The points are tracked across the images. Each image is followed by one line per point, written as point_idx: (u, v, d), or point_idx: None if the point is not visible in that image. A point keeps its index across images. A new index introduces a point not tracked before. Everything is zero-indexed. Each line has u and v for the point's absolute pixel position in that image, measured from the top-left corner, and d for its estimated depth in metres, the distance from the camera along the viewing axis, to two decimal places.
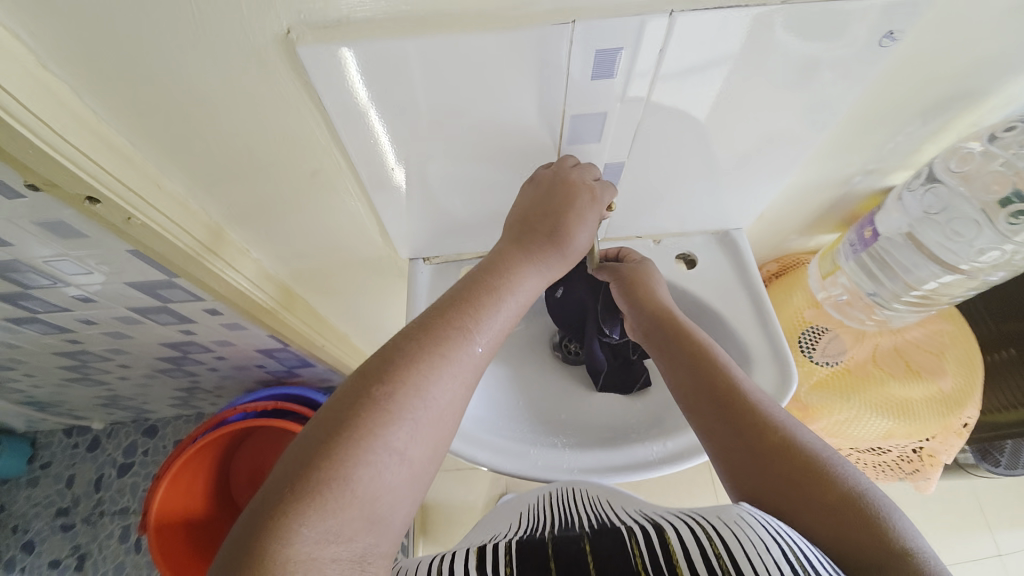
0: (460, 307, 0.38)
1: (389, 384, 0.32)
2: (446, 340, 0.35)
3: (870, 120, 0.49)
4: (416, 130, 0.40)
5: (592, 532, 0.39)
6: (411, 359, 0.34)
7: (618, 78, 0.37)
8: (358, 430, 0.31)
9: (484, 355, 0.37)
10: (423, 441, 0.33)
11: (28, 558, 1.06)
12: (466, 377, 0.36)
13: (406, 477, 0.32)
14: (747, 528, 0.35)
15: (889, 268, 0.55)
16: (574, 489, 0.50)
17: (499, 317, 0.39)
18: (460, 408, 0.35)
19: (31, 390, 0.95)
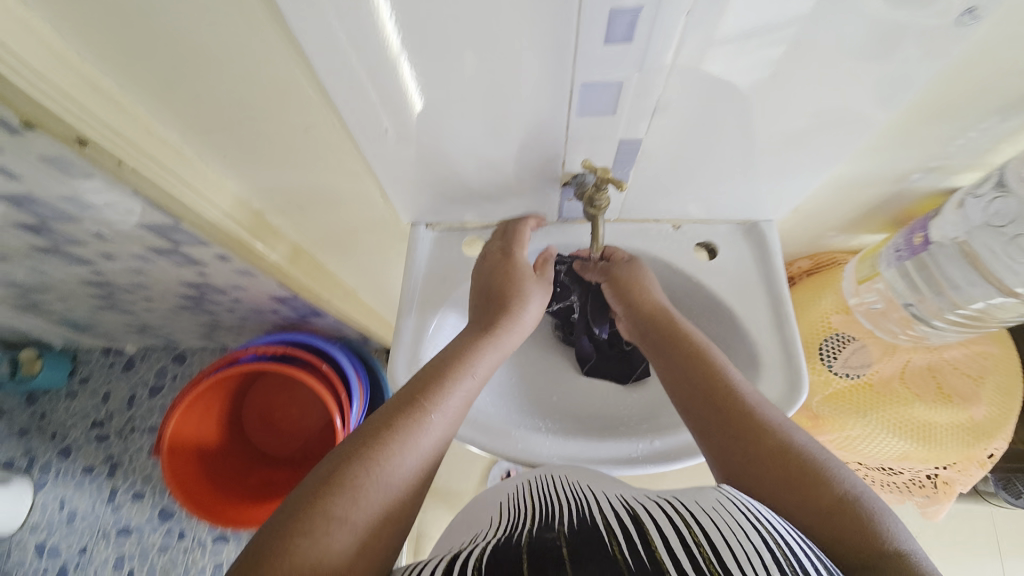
0: (421, 386, 0.42)
1: (352, 458, 0.37)
2: (407, 413, 0.40)
3: (937, 106, 0.42)
4: (412, 87, 0.37)
5: (573, 532, 0.35)
6: (373, 434, 0.38)
7: (638, 42, 0.32)
8: (319, 501, 0.34)
9: (444, 433, 0.41)
10: (378, 512, 0.36)
11: (64, 463, 1.17)
12: (424, 451, 0.39)
13: (363, 548, 0.34)
14: (727, 516, 0.33)
15: (935, 283, 0.50)
16: (554, 478, 0.45)
17: (458, 396, 0.43)
18: (419, 482, 0.39)
19: (68, 312, 1.01)
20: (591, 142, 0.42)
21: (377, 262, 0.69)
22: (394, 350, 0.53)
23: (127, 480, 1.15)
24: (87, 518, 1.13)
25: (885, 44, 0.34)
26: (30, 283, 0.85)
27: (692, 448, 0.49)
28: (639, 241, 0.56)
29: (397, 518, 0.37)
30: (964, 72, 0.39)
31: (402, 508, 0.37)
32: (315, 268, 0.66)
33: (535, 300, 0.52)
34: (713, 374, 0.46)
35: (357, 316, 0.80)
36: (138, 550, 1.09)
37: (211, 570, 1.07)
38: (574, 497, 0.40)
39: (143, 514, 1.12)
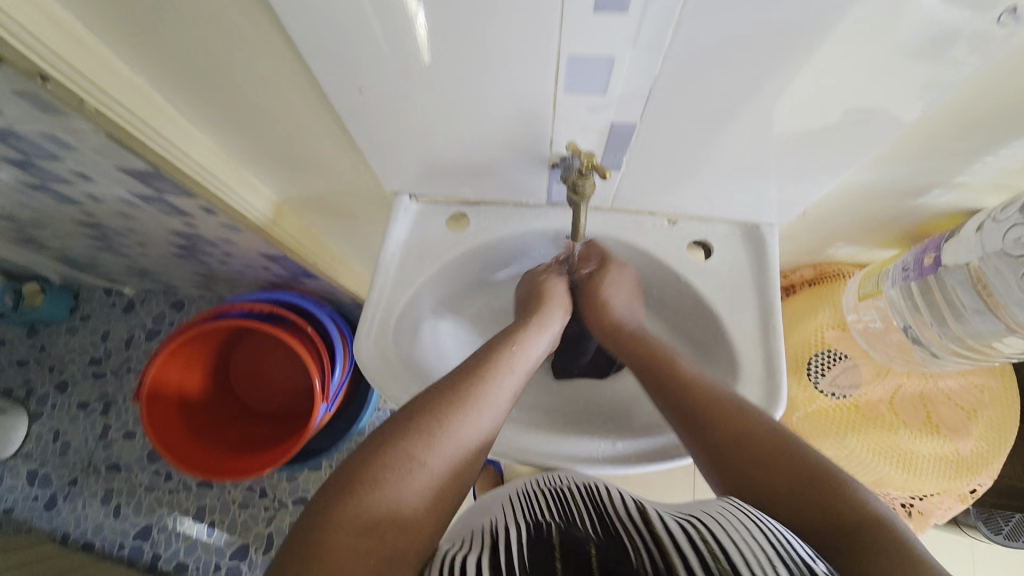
0: (484, 360, 0.45)
1: (428, 414, 0.39)
2: (477, 380, 0.43)
3: (967, 116, 0.38)
4: (387, 47, 0.34)
5: (601, 538, 0.35)
6: (448, 396, 0.41)
7: (631, 14, 0.29)
8: (400, 448, 0.37)
9: (508, 403, 0.44)
10: (450, 465, 0.38)
11: (62, 396, 1.20)
12: (490, 418, 0.42)
13: (435, 496, 0.37)
14: (731, 518, 0.34)
15: (939, 309, 0.47)
16: (560, 476, 0.46)
17: (519, 370, 0.46)
18: (485, 445, 0.42)
19: (67, 249, 1.01)
20: (581, 123, 0.39)
21: (365, 229, 0.67)
22: (363, 321, 0.51)
23: (120, 419, 1.17)
24: (79, 451, 1.16)
25: (918, 38, 0.30)
26: (26, 217, 0.85)
27: (659, 453, 0.47)
28: (630, 233, 0.54)
29: (464, 475, 0.39)
30: (1001, 82, 0.35)
31: (469, 466, 0.40)
32: (300, 229, 0.64)
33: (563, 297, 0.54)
34: (695, 388, 0.45)
35: (344, 281, 0.79)
36: (126, 486, 1.13)
37: (193, 512, 1.10)
38: (596, 505, 0.40)
39: (133, 453, 1.15)
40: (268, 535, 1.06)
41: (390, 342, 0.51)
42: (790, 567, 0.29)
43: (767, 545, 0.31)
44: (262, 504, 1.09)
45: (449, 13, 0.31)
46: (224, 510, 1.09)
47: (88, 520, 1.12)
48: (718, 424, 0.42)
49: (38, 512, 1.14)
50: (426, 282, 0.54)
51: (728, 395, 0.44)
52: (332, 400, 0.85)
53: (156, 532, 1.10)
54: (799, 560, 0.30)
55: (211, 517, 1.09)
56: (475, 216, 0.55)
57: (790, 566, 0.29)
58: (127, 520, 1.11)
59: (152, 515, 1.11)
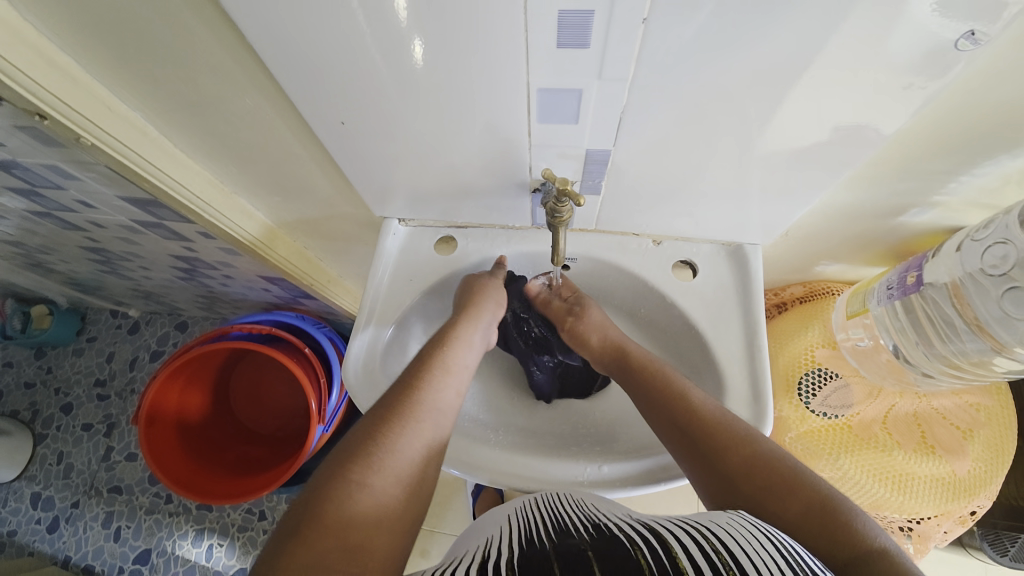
0: (419, 370, 0.46)
1: (365, 437, 0.39)
2: (412, 391, 0.43)
3: (938, 137, 0.39)
4: (366, 82, 0.36)
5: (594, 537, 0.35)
6: (383, 415, 0.41)
7: (594, 48, 0.30)
8: (339, 477, 0.36)
9: (448, 407, 0.45)
10: (399, 477, 0.38)
11: (67, 418, 1.22)
12: (431, 423, 0.42)
13: (385, 516, 0.36)
14: (742, 530, 0.33)
15: (925, 330, 0.47)
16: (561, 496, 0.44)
17: (456, 374, 0.47)
18: (432, 453, 0.42)
19: (74, 273, 1.03)
20: (557, 150, 0.40)
21: (358, 252, 0.68)
22: (354, 335, 0.52)
23: (122, 440, 1.18)
24: (82, 473, 1.17)
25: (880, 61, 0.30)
26: (34, 243, 0.87)
27: (646, 476, 0.47)
28: (615, 255, 0.54)
29: (415, 489, 0.39)
30: (965, 106, 0.36)
31: (418, 477, 0.40)
32: (296, 253, 0.66)
33: (495, 294, 0.54)
34: (676, 396, 0.45)
35: (340, 302, 0.80)
36: (126, 509, 1.13)
37: (192, 534, 1.09)
38: (588, 515, 0.39)
39: (135, 474, 1.15)
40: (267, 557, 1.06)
41: (378, 364, 0.52)
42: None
43: (778, 553, 0.30)
44: (261, 525, 1.08)
45: (422, 48, 0.33)
46: (223, 532, 1.09)
47: (88, 543, 1.12)
48: (700, 433, 0.42)
49: (39, 535, 1.14)
50: (415, 302, 0.55)
51: (711, 403, 0.44)
52: (329, 421, 0.85)
53: (155, 555, 1.09)
54: (808, 569, 0.30)
55: (210, 539, 1.09)
56: (463, 239, 0.56)
57: (800, 574, 0.29)
58: (127, 543, 1.11)
59: (151, 537, 1.10)
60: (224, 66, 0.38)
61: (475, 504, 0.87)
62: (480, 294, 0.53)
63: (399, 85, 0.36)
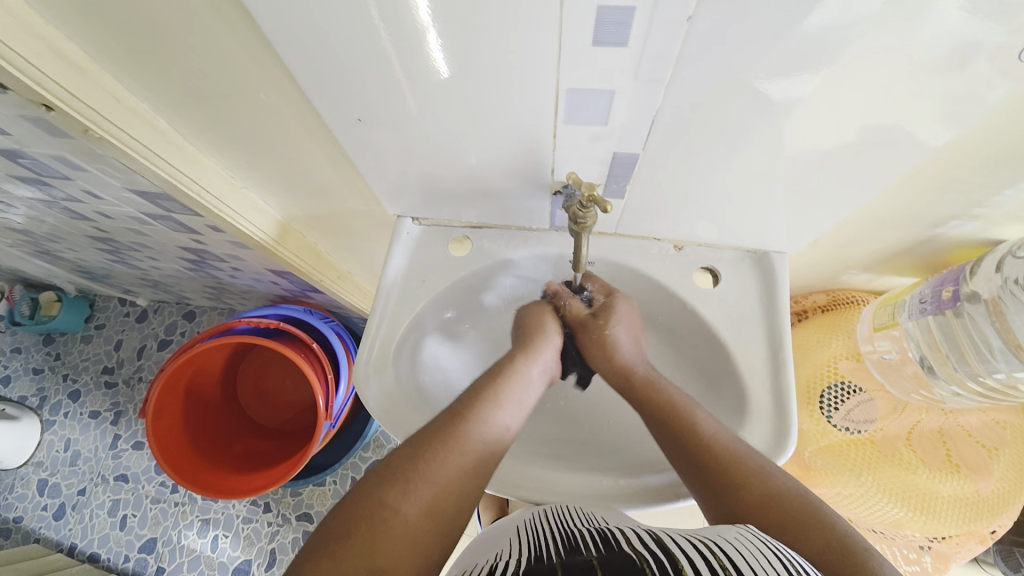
0: (470, 400, 0.44)
1: (403, 463, 0.38)
2: (459, 421, 0.42)
3: (988, 146, 0.37)
4: (385, 79, 0.34)
5: (603, 554, 0.33)
6: (422, 442, 0.40)
7: (629, 48, 0.28)
8: (367, 501, 0.35)
9: (496, 441, 0.43)
10: (432, 510, 0.37)
11: (74, 405, 1.22)
12: (473, 458, 0.40)
13: (415, 542, 0.35)
14: (749, 545, 0.32)
15: (958, 347, 0.46)
16: (570, 507, 0.42)
17: (510, 406, 0.45)
18: (468, 490, 0.39)
19: (82, 262, 1.03)
20: (582, 153, 0.39)
21: (371, 247, 0.67)
22: (363, 349, 0.50)
23: (129, 429, 1.18)
24: (88, 460, 1.17)
25: (935, 63, 0.28)
26: (42, 232, 0.87)
27: (660, 492, 0.46)
28: (635, 259, 0.53)
29: (445, 523, 0.37)
30: (1016, 119, 0.34)
31: (457, 509, 0.38)
32: (305, 248, 0.64)
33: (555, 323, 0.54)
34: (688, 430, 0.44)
35: (349, 298, 0.79)
36: (133, 497, 1.13)
37: (197, 525, 1.09)
38: (597, 529, 0.37)
39: (140, 463, 1.15)
40: (271, 549, 1.05)
41: (389, 364, 0.51)
42: None
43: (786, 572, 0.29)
44: (265, 518, 1.07)
45: (446, 43, 0.31)
46: (228, 524, 1.08)
47: (95, 530, 1.13)
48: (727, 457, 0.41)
49: (47, 521, 1.15)
50: (428, 306, 0.54)
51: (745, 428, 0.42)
52: (335, 417, 0.83)
53: (160, 543, 1.10)
54: None
55: (215, 529, 1.08)
56: (478, 240, 0.55)
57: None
58: (133, 531, 1.11)
59: (157, 526, 1.11)
60: (239, 59, 0.37)
61: (481, 503, 0.86)
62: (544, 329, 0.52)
63: (422, 85, 0.35)
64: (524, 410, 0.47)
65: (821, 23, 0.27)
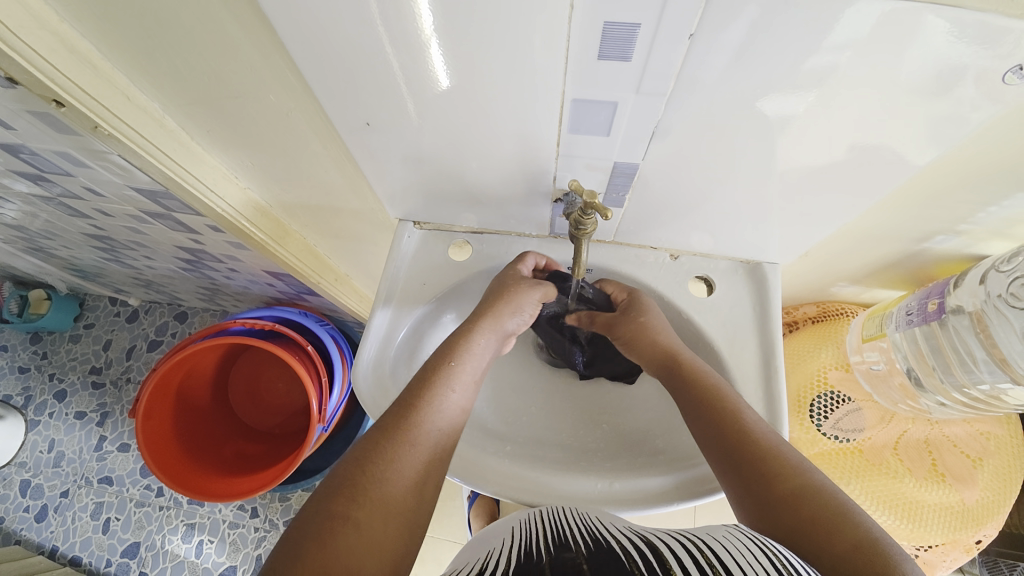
0: (421, 388, 0.43)
1: (353, 466, 0.37)
2: (410, 414, 0.41)
3: (971, 166, 0.38)
4: (394, 84, 0.35)
5: (592, 552, 0.33)
6: (374, 441, 0.39)
7: (633, 61, 0.29)
8: (321, 512, 0.34)
9: (448, 427, 0.43)
10: (391, 510, 0.36)
11: (60, 405, 1.20)
12: (427, 450, 0.41)
13: (374, 546, 0.34)
14: (737, 542, 0.32)
15: (943, 357, 0.47)
16: (566, 507, 0.42)
17: (461, 387, 0.45)
18: (426, 482, 0.40)
19: (75, 259, 1.02)
20: (584, 161, 0.40)
21: (371, 250, 0.67)
22: (365, 343, 0.51)
23: (115, 430, 1.16)
24: (72, 462, 1.15)
25: (920, 87, 0.30)
26: (37, 228, 0.86)
27: (655, 496, 0.47)
28: (632, 268, 0.54)
29: (406, 520, 0.37)
30: (996, 142, 0.36)
31: (417, 505, 0.38)
32: (304, 249, 0.65)
33: (528, 304, 0.51)
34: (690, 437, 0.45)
35: (346, 301, 0.79)
36: (117, 500, 1.11)
37: (182, 530, 1.07)
38: (587, 528, 0.37)
39: (126, 465, 1.13)
40: (257, 555, 1.04)
41: (388, 366, 0.51)
42: None
43: (773, 568, 0.30)
44: (252, 523, 1.06)
45: (457, 51, 0.32)
46: (214, 528, 1.07)
47: (77, 533, 1.11)
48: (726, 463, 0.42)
49: (27, 524, 1.13)
50: (429, 307, 0.54)
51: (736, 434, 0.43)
52: (329, 420, 0.83)
53: (144, 548, 1.08)
54: None
55: (200, 534, 1.07)
56: (479, 245, 0.56)
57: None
58: (116, 535, 1.09)
59: (141, 531, 1.09)
60: (252, 62, 0.37)
61: (473, 510, 0.86)
62: (501, 304, 0.49)
63: (430, 91, 0.35)
64: (475, 390, 0.47)
65: (817, 47, 0.28)
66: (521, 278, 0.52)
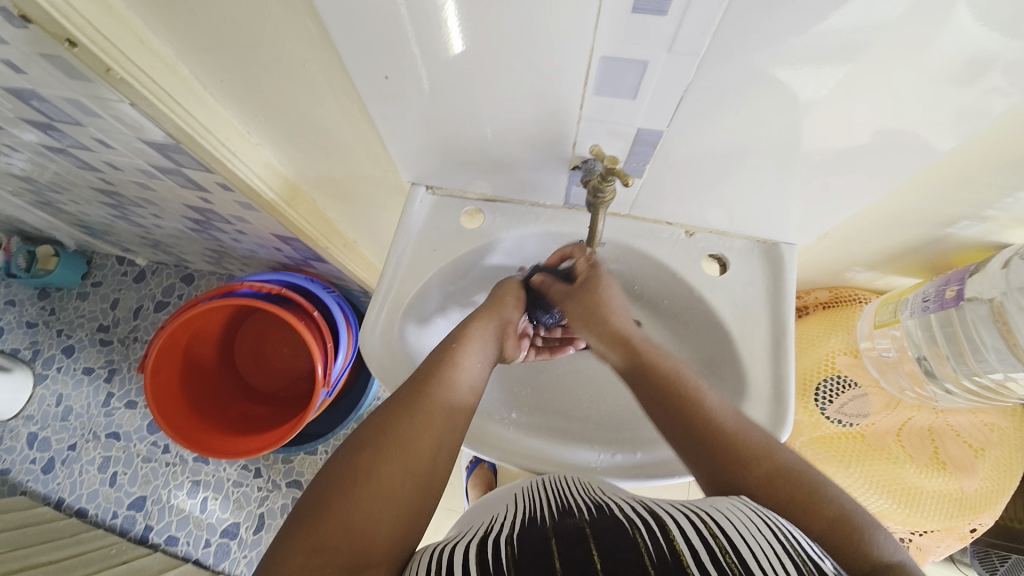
0: (434, 364, 0.44)
1: (371, 433, 0.38)
2: (426, 386, 0.42)
3: (1006, 149, 0.37)
4: (416, 35, 0.34)
5: (595, 520, 0.34)
6: (391, 410, 0.40)
7: (668, 17, 0.28)
8: (340, 475, 0.35)
9: (461, 402, 0.43)
10: (406, 474, 0.36)
11: (68, 360, 1.21)
12: (442, 420, 0.40)
13: (390, 508, 0.34)
14: (741, 514, 0.33)
15: (957, 345, 0.47)
16: (569, 478, 0.42)
17: (472, 362, 0.46)
18: (441, 451, 0.39)
19: (83, 216, 1.02)
20: (606, 127, 0.39)
21: (381, 216, 0.67)
22: (372, 307, 0.51)
23: (122, 387, 1.18)
24: (80, 416, 1.17)
25: (965, 63, 0.29)
26: (46, 181, 0.85)
27: (657, 468, 0.47)
28: (645, 242, 0.53)
29: (421, 486, 0.37)
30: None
31: (432, 475, 0.38)
32: (313, 211, 0.64)
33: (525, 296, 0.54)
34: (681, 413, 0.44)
35: (354, 268, 0.79)
36: (124, 455, 1.14)
37: (187, 486, 1.10)
38: (591, 496, 0.38)
39: (133, 421, 1.15)
40: (260, 513, 1.06)
41: (396, 330, 0.51)
42: (799, 565, 0.28)
43: (777, 541, 0.30)
44: (255, 482, 1.08)
45: (484, 3, 0.31)
46: (218, 486, 1.09)
47: (85, 484, 1.13)
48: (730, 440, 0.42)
49: (37, 474, 1.16)
50: (438, 274, 0.54)
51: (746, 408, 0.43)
52: (333, 386, 0.84)
53: (150, 502, 1.10)
54: (808, 559, 0.29)
55: (204, 491, 1.09)
56: (491, 213, 0.55)
57: (799, 564, 0.28)
58: (123, 489, 1.12)
59: (147, 485, 1.11)
60: (269, 6, 0.36)
61: (472, 478, 0.88)
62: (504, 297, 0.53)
63: (451, 45, 0.34)
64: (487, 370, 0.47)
65: (865, 14, 0.27)
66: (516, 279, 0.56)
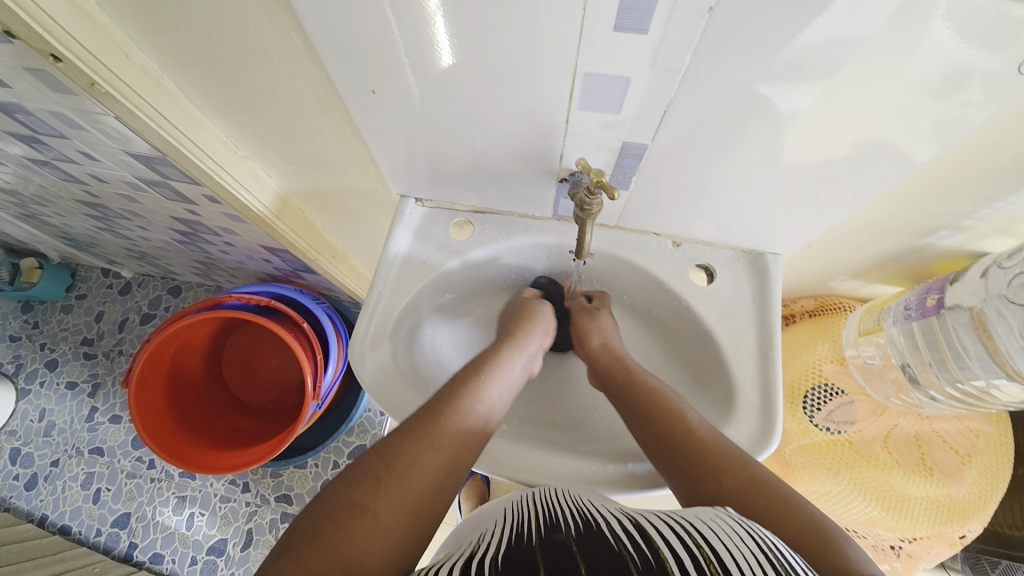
0: (449, 394, 0.43)
1: (377, 461, 0.37)
2: (439, 416, 0.41)
3: (980, 161, 0.38)
4: (402, 50, 0.34)
5: (582, 536, 0.33)
6: (400, 437, 0.39)
7: (650, 33, 0.29)
8: (337, 502, 0.34)
9: (475, 437, 0.42)
10: (406, 507, 0.36)
11: (51, 374, 1.19)
12: (451, 455, 0.40)
13: (387, 541, 0.34)
14: (724, 525, 0.33)
15: (939, 352, 0.48)
16: (557, 491, 0.42)
17: (491, 396, 0.45)
18: (446, 488, 0.39)
19: (68, 228, 1.00)
20: (592, 140, 0.39)
21: (371, 228, 0.67)
22: (361, 320, 0.51)
23: (107, 402, 1.15)
24: (63, 432, 1.15)
25: (938, 78, 0.30)
26: (29, 193, 0.84)
27: (647, 479, 0.47)
28: (633, 253, 0.54)
29: (421, 521, 0.36)
30: (1009, 135, 0.36)
31: (433, 509, 0.37)
32: (301, 223, 0.64)
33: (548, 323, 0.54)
34: (669, 423, 0.44)
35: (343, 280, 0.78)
36: (108, 471, 1.11)
37: (173, 502, 1.08)
38: (579, 510, 0.37)
39: (118, 437, 1.13)
40: (248, 529, 1.04)
41: (385, 343, 0.51)
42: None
43: (760, 553, 0.30)
44: (243, 498, 1.06)
45: (468, 20, 0.31)
46: (205, 502, 1.07)
47: (67, 502, 1.11)
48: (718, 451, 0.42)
49: (17, 492, 1.13)
50: (428, 286, 0.54)
51: None
52: (322, 399, 0.83)
53: (134, 519, 1.08)
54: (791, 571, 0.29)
55: (191, 507, 1.07)
56: (480, 225, 0.55)
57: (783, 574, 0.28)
58: (106, 506, 1.09)
59: (132, 502, 1.09)
60: (256, 22, 0.36)
61: (464, 491, 0.87)
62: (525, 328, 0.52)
63: (437, 60, 0.35)
64: (503, 405, 0.47)
65: (840, 31, 0.27)
66: (539, 304, 0.56)
